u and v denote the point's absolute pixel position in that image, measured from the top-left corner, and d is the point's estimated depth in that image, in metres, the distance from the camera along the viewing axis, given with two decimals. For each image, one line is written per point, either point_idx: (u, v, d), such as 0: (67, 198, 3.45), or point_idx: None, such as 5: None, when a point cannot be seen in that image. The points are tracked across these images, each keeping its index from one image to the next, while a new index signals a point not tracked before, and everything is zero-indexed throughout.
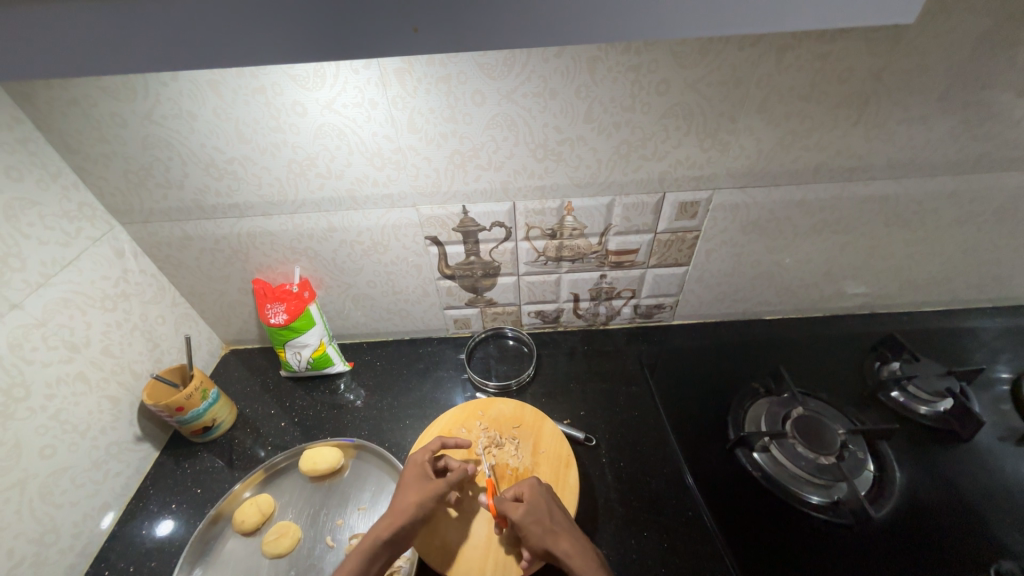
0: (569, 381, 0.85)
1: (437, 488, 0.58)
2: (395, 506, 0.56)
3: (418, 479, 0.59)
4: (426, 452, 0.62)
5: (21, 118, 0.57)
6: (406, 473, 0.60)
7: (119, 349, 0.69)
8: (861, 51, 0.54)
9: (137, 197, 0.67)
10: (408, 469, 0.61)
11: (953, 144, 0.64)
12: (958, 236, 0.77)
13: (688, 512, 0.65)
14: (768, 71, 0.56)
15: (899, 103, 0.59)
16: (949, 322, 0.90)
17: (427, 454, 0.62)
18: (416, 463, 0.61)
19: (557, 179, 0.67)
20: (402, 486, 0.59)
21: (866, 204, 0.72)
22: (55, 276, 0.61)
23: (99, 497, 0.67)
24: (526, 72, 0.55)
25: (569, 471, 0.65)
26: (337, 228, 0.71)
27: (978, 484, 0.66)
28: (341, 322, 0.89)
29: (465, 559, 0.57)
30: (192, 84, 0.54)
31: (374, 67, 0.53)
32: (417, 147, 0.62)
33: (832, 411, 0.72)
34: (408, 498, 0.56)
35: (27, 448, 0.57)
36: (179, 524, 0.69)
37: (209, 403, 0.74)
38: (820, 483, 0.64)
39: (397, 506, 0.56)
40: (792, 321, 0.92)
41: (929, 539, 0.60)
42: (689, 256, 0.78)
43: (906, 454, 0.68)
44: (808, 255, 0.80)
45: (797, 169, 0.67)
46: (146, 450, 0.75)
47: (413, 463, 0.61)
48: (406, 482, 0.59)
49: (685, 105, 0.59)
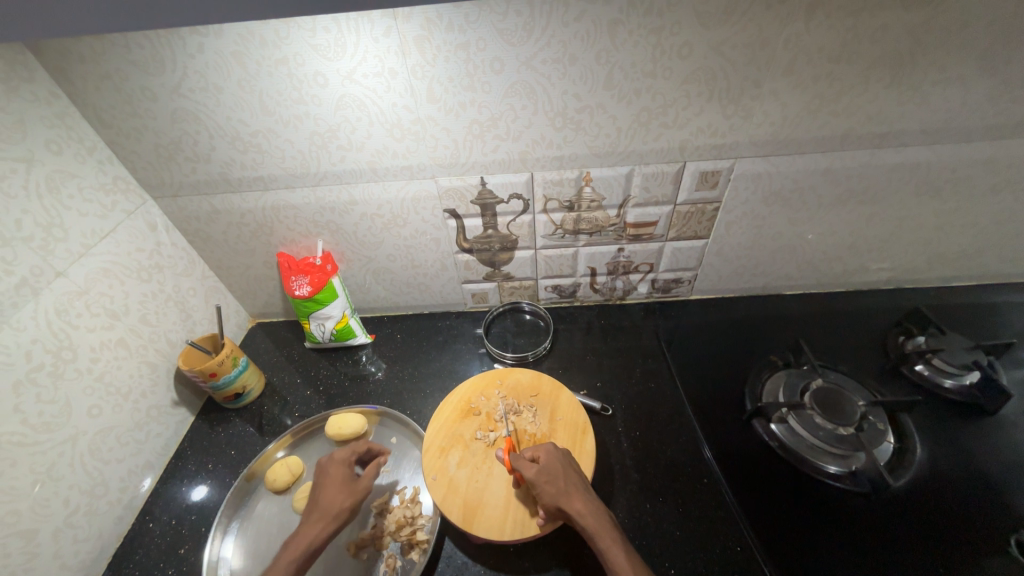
0: (585, 354, 0.85)
1: (362, 485, 0.60)
2: (322, 508, 0.58)
3: (341, 480, 0.61)
4: (345, 453, 0.64)
5: (58, 93, 0.59)
6: (326, 476, 0.61)
7: (155, 318, 0.73)
8: (896, 7, 0.52)
9: (167, 172, 0.69)
10: (331, 471, 0.62)
11: (991, 107, 0.62)
12: (993, 206, 0.74)
13: (704, 478, 0.66)
14: (796, 32, 0.54)
15: (935, 63, 0.57)
16: (978, 297, 0.87)
17: (347, 454, 0.64)
18: (335, 464, 0.62)
19: (576, 149, 0.66)
20: (326, 488, 0.60)
21: (895, 172, 0.70)
22: (95, 247, 0.64)
23: (142, 456, 0.71)
24: (545, 38, 0.54)
25: (586, 437, 0.67)
26: (358, 201, 0.73)
27: (1001, 457, 0.65)
28: (362, 296, 0.91)
29: (485, 517, 0.59)
30: (217, 55, 0.55)
31: (394, 35, 0.53)
32: (436, 117, 0.62)
33: (853, 383, 0.72)
34: (335, 499, 0.58)
35: (76, 407, 0.61)
36: (212, 489, 0.72)
37: (240, 370, 0.77)
38: (838, 453, 0.64)
39: (325, 507, 0.58)
40: (814, 295, 0.90)
41: (948, 508, 0.59)
42: (709, 229, 0.78)
43: (928, 427, 0.68)
44: (832, 227, 0.78)
45: (824, 135, 0.65)
46: (183, 414, 0.79)
47: (330, 465, 0.62)
48: (328, 486, 0.60)
49: (709, 69, 0.57)
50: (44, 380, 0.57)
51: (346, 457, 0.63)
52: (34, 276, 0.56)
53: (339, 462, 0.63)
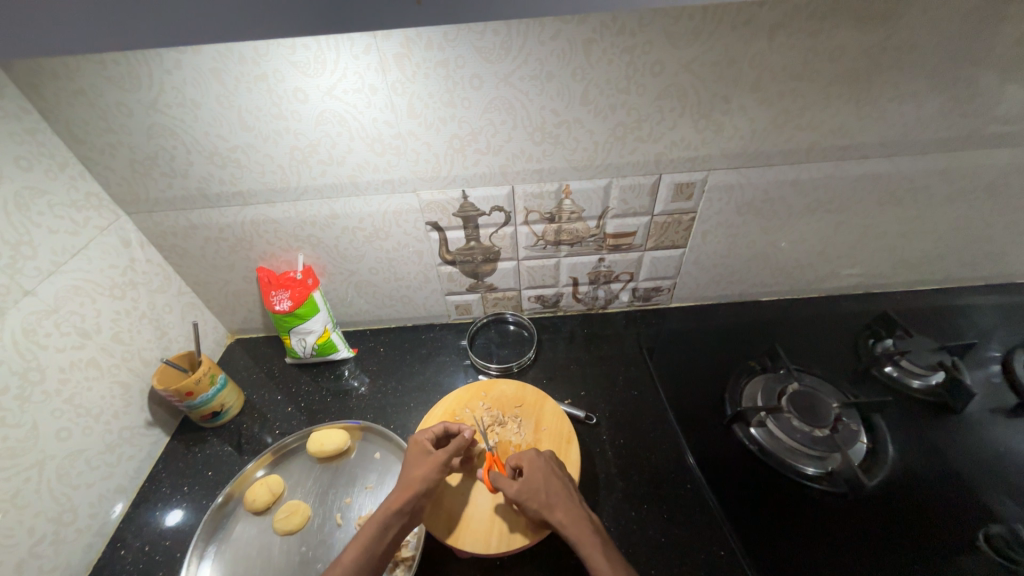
0: (569, 364, 0.86)
1: (436, 458, 0.59)
2: (402, 481, 0.57)
3: (419, 456, 0.60)
4: (425, 431, 0.63)
5: (28, 108, 0.58)
6: (408, 452, 0.61)
7: (128, 337, 0.71)
8: (851, 29, 0.55)
9: (142, 187, 0.68)
10: (411, 448, 0.61)
11: (943, 121, 0.66)
12: (950, 213, 0.79)
13: (687, 484, 0.67)
14: (760, 51, 0.57)
15: (889, 81, 0.61)
16: (942, 300, 0.91)
17: (426, 433, 0.63)
18: (414, 441, 0.62)
19: (555, 162, 0.68)
20: (407, 463, 0.60)
21: (858, 183, 0.73)
22: (65, 264, 0.62)
23: (113, 481, 0.69)
24: (523, 56, 0.56)
25: (571, 446, 0.67)
26: (339, 214, 0.72)
27: (968, 454, 0.68)
28: (344, 310, 0.90)
29: (471, 531, 0.59)
30: (195, 72, 0.55)
31: (374, 52, 0.54)
32: (417, 132, 0.63)
33: (827, 386, 0.74)
34: (414, 473, 0.58)
35: (43, 431, 0.59)
36: (188, 512, 0.70)
37: (218, 388, 0.76)
38: (815, 455, 0.65)
39: (405, 482, 0.57)
40: (788, 301, 0.93)
41: (920, 505, 0.61)
42: (686, 238, 0.80)
43: (899, 427, 0.70)
44: (803, 235, 0.81)
45: (791, 148, 0.68)
46: (157, 435, 0.77)
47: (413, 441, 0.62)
48: (408, 462, 0.60)
49: (679, 86, 0.60)
50: (9, 403, 0.55)
51: (424, 435, 0.62)
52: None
53: (418, 439, 0.62)
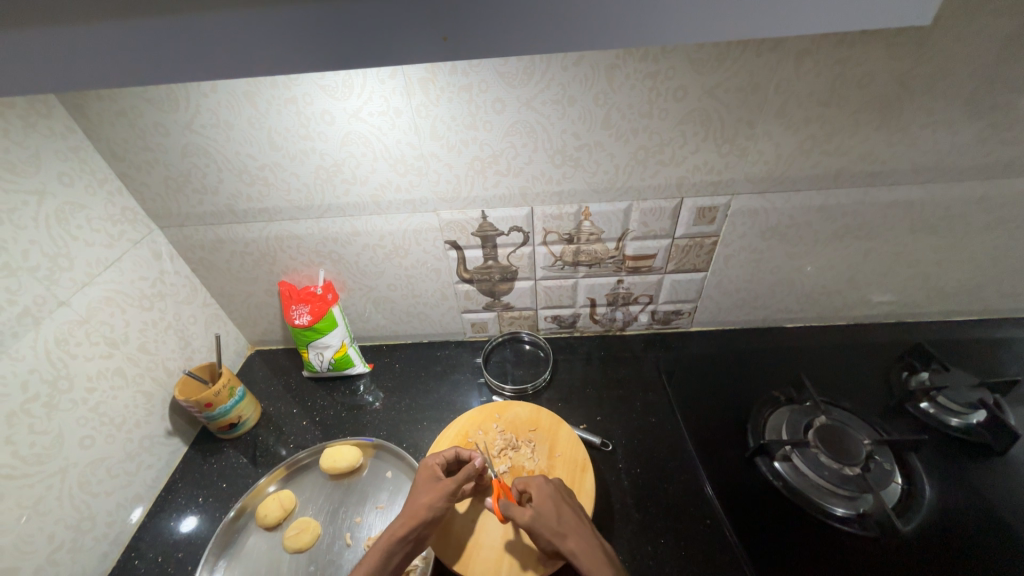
0: (585, 387, 0.85)
1: (445, 486, 0.58)
2: (409, 507, 0.57)
3: (427, 483, 0.59)
4: (436, 457, 0.62)
5: (73, 128, 0.61)
6: (418, 478, 0.60)
7: (154, 347, 0.73)
8: (882, 55, 0.54)
9: (174, 203, 0.70)
10: (421, 473, 0.61)
11: (981, 148, 0.63)
12: (989, 242, 0.75)
13: (707, 520, 0.64)
14: (786, 77, 0.56)
15: (922, 107, 0.59)
16: (981, 332, 0.86)
17: (437, 458, 0.62)
18: (425, 467, 0.61)
19: (575, 184, 0.68)
20: (415, 488, 0.59)
21: (890, 209, 0.71)
22: (98, 276, 0.65)
23: (131, 489, 0.70)
24: (545, 81, 0.56)
25: (585, 475, 0.65)
26: (361, 232, 0.74)
27: (1014, 500, 0.63)
28: (362, 324, 0.91)
29: (481, 559, 0.58)
30: (229, 95, 0.58)
31: (399, 77, 0.56)
32: (439, 153, 0.64)
33: (857, 421, 0.71)
34: (421, 499, 0.57)
35: (68, 438, 0.60)
36: (202, 522, 0.70)
37: (236, 400, 0.77)
38: (844, 494, 0.62)
39: (410, 507, 0.56)
40: (815, 329, 0.90)
41: (961, 554, 0.57)
42: (707, 262, 0.78)
43: (937, 468, 0.66)
44: (830, 261, 0.78)
45: (818, 174, 0.66)
46: (176, 444, 0.78)
47: (423, 464, 0.62)
48: (416, 487, 0.59)
49: (703, 111, 0.59)
50: (38, 411, 0.57)
51: (435, 461, 0.62)
52: (36, 306, 0.57)
53: (428, 466, 0.61)
